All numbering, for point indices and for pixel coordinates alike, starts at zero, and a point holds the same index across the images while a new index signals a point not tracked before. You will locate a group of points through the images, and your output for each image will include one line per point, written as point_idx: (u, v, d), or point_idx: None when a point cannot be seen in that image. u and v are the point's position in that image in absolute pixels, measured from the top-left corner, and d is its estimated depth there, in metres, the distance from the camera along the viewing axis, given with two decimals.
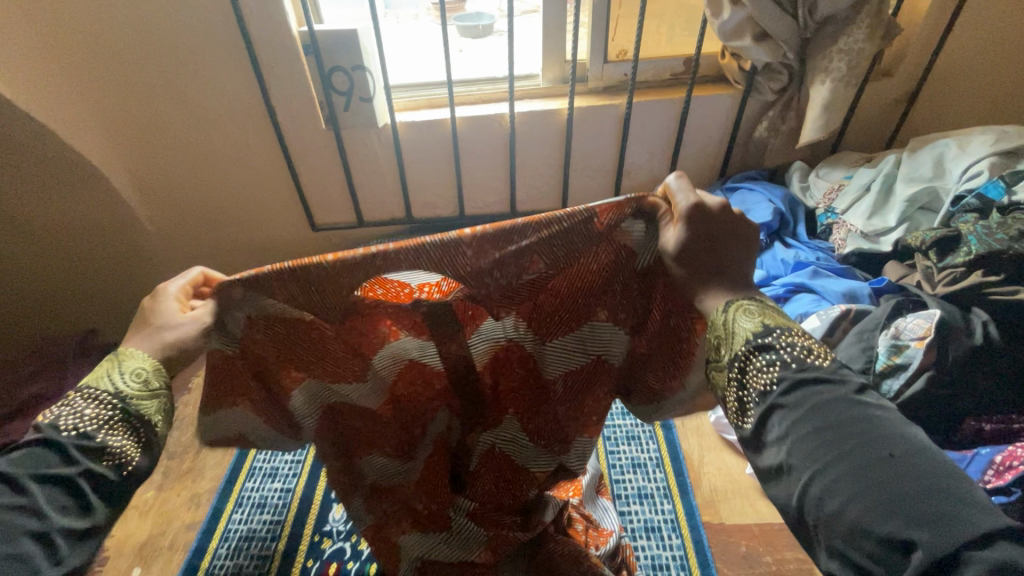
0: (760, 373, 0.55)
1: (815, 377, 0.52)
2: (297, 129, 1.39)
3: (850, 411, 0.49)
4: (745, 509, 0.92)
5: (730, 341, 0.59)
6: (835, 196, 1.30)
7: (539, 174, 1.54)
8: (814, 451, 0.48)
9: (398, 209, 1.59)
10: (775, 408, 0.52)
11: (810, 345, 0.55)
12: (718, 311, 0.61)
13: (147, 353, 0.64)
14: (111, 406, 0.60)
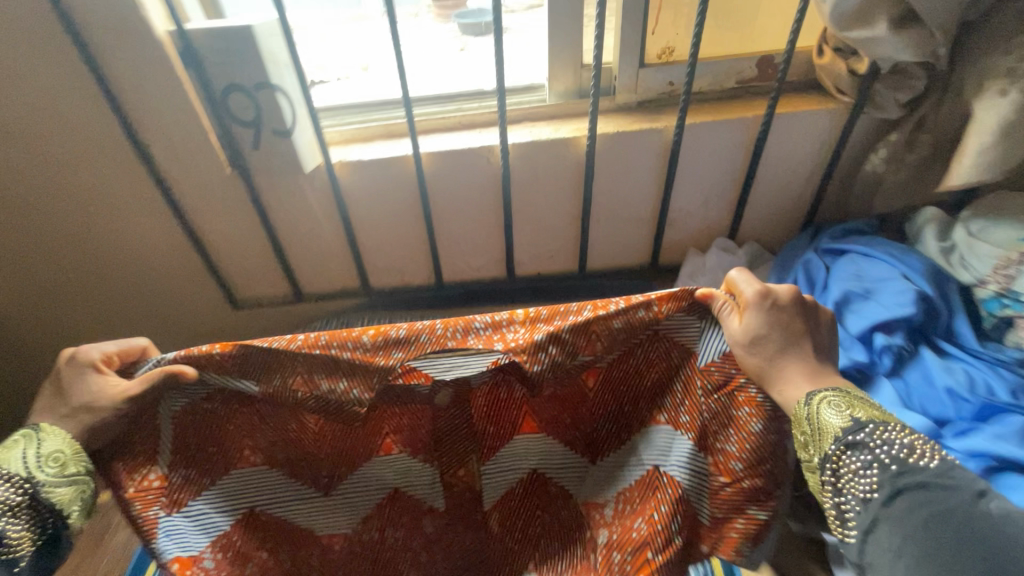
0: (859, 479, 0.56)
1: (916, 478, 0.54)
2: (190, 177, 0.95)
3: (953, 512, 0.51)
4: None
5: (818, 427, 0.59)
6: (1017, 272, 0.80)
7: (545, 227, 1.09)
8: (909, 541, 0.51)
9: (350, 279, 1.14)
10: (897, 490, 0.54)
11: (913, 442, 0.55)
12: (799, 405, 0.61)
13: (69, 433, 0.63)
14: (10, 491, 0.59)
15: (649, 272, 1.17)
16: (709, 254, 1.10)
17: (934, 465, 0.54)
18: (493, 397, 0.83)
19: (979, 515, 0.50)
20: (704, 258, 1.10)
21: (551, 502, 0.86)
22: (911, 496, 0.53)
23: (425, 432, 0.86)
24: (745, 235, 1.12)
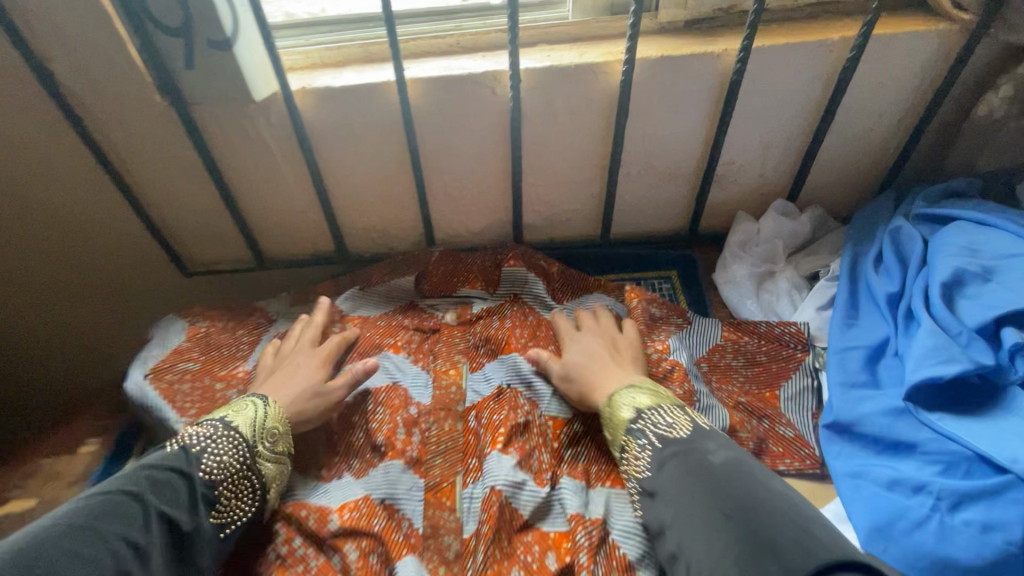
0: (639, 464, 0.59)
1: (674, 448, 0.57)
2: (108, 107, 0.73)
3: (699, 478, 0.53)
4: None
5: (630, 408, 0.63)
6: None
7: (564, 183, 0.88)
8: (697, 496, 0.51)
9: (323, 241, 0.94)
10: (653, 491, 0.56)
11: (670, 424, 0.60)
12: (602, 408, 0.66)
13: (272, 402, 0.66)
14: (240, 453, 0.60)
15: (685, 241, 0.96)
16: (764, 219, 0.88)
17: (687, 439, 0.58)
18: (493, 313, 0.84)
19: (733, 468, 0.52)
20: (759, 223, 0.89)
21: (512, 408, 0.70)
22: (677, 474, 0.54)
23: (425, 361, 0.79)
24: (809, 196, 0.91)
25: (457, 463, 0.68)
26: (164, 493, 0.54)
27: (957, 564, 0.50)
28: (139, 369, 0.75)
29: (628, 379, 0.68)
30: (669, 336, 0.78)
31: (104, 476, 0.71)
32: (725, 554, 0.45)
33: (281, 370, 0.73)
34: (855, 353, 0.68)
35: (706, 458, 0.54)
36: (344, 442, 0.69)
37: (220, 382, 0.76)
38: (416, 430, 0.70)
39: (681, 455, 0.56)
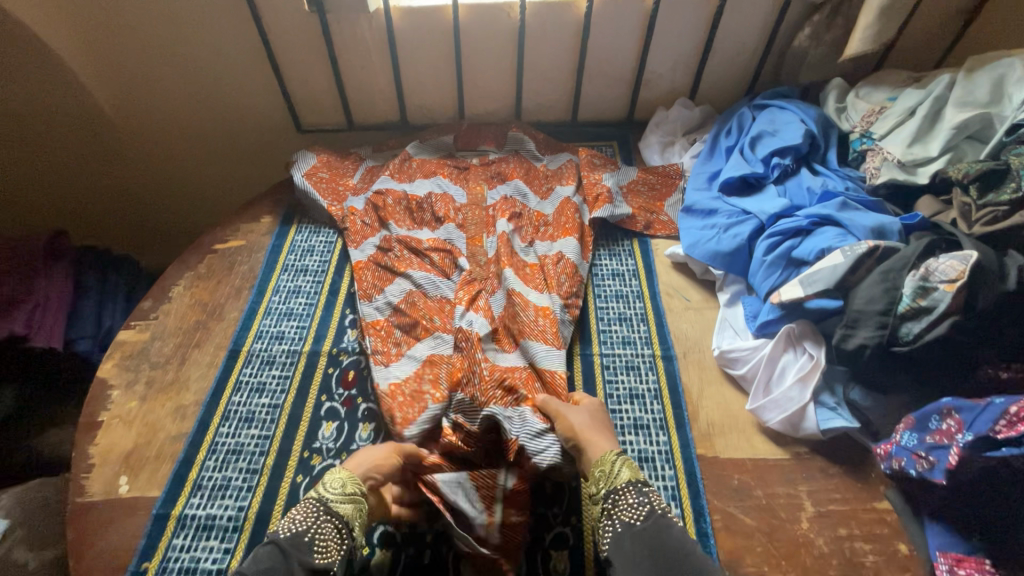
0: (628, 508, 0.71)
1: (666, 524, 0.69)
2: (277, 13, 1.20)
3: (663, 539, 0.67)
4: (740, 444, 0.90)
5: (610, 480, 0.74)
6: (875, 119, 1.17)
7: (549, 79, 1.39)
8: (642, 564, 0.65)
9: (391, 112, 1.44)
10: (619, 557, 0.68)
11: (663, 506, 0.71)
12: (608, 454, 0.77)
13: (347, 471, 0.78)
14: (319, 511, 0.73)
15: (627, 124, 1.49)
16: (673, 109, 1.42)
17: (675, 523, 0.69)
18: (500, 160, 1.37)
19: (685, 550, 0.65)
20: (669, 112, 1.42)
21: (511, 206, 1.24)
22: (639, 553, 0.67)
23: (461, 182, 1.32)
24: (702, 97, 1.45)
25: (484, 227, 1.21)
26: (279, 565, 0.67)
27: (722, 251, 1.07)
28: (297, 173, 1.27)
29: (617, 448, 0.79)
30: (605, 173, 1.32)
31: (282, 228, 1.24)
32: None
33: (384, 186, 1.27)
34: (704, 174, 1.23)
35: (680, 535, 0.67)
36: (419, 216, 1.23)
37: (342, 186, 1.28)
38: (460, 214, 1.24)
39: (663, 529, 0.68)
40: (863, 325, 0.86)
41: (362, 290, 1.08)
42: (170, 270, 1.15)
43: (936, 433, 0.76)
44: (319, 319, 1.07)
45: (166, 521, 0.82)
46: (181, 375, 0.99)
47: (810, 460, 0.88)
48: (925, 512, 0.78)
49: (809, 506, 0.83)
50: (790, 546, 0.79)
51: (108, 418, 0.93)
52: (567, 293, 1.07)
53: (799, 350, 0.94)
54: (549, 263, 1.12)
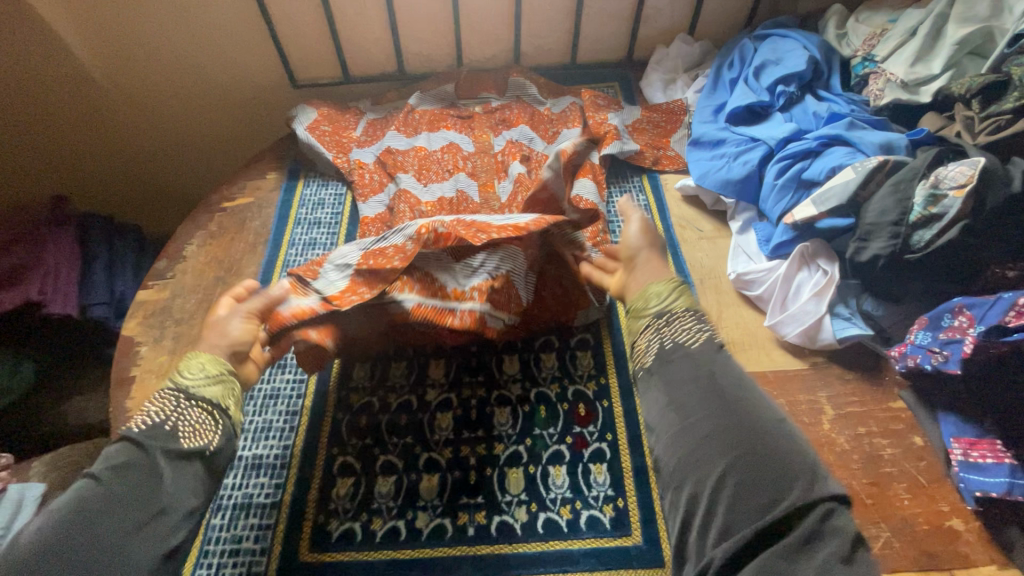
0: (680, 331, 0.63)
1: (720, 354, 0.61)
2: None
3: (709, 370, 0.59)
4: (761, 358, 0.94)
5: (664, 302, 0.67)
6: (876, 42, 1.18)
7: (549, 19, 1.37)
8: (690, 383, 0.58)
9: (387, 62, 1.40)
10: (668, 387, 0.60)
11: (709, 334, 0.63)
12: (663, 283, 0.70)
13: (207, 358, 0.70)
14: (179, 398, 0.65)
15: (627, 64, 1.48)
16: (673, 46, 1.41)
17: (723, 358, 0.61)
18: (503, 106, 1.36)
19: (738, 388, 0.57)
20: (669, 49, 1.41)
21: (520, 152, 1.23)
22: (692, 382, 0.58)
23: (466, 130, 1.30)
24: (702, 32, 1.44)
25: (496, 174, 1.21)
26: (131, 460, 0.59)
27: (732, 179, 1.09)
28: (299, 127, 1.25)
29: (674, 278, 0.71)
30: (609, 112, 1.31)
31: (288, 184, 1.23)
32: (709, 431, 0.54)
33: (390, 141, 1.26)
34: (708, 107, 1.23)
35: (734, 369, 0.59)
36: (424, 167, 1.21)
37: (345, 139, 1.26)
38: (468, 161, 1.23)
39: (716, 358, 0.60)
40: (876, 237, 0.89)
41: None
42: (180, 230, 1.14)
43: (949, 330, 0.80)
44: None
45: None
46: (208, 328, 0.99)
47: (827, 369, 0.92)
48: (938, 406, 0.83)
49: (829, 409, 0.88)
50: (812, 444, 0.84)
51: (141, 372, 0.93)
52: (592, 234, 1.07)
53: (813, 267, 0.97)
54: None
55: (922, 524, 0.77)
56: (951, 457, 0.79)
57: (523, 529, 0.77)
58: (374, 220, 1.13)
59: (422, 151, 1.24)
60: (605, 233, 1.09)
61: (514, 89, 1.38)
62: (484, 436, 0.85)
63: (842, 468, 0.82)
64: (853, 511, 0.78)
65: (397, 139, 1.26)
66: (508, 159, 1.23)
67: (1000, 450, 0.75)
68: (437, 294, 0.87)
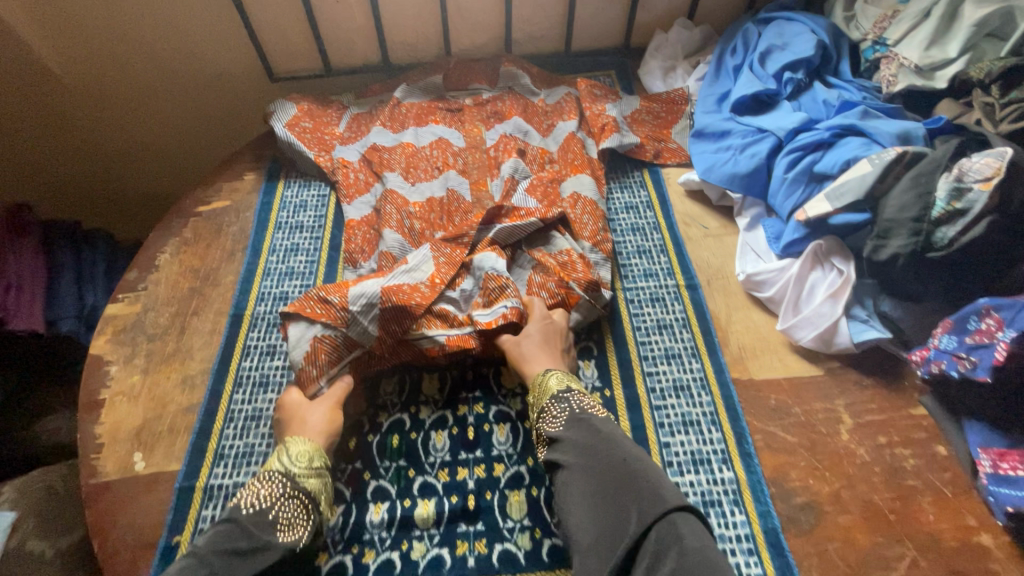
0: (554, 418, 0.75)
1: (591, 420, 0.72)
2: None
3: (585, 441, 0.70)
4: (774, 365, 0.89)
5: (542, 392, 0.78)
6: (888, 24, 1.11)
7: (541, 5, 1.29)
8: (575, 464, 0.68)
9: (371, 52, 1.32)
10: (561, 467, 0.70)
11: (586, 404, 0.75)
12: (538, 376, 0.80)
13: (308, 441, 0.74)
14: (283, 484, 0.69)
15: (624, 51, 1.40)
16: (672, 31, 1.34)
17: (606, 422, 0.73)
18: (495, 98, 1.28)
19: (610, 446, 0.68)
20: (668, 34, 1.34)
21: (513, 146, 1.17)
22: (575, 460, 0.69)
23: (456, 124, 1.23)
24: (702, 16, 1.37)
25: (488, 171, 1.14)
26: (236, 541, 0.64)
27: (740, 173, 1.03)
28: (277, 124, 1.17)
29: (546, 363, 0.81)
30: (607, 103, 1.24)
31: (267, 185, 1.15)
32: (595, 502, 0.64)
33: (376, 138, 1.19)
34: (711, 96, 1.17)
35: (607, 430, 0.71)
36: (412, 164, 1.14)
37: (328, 135, 1.19)
38: (459, 158, 1.16)
39: (590, 425, 0.72)
40: (895, 234, 0.84)
41: (349, 253, 1.01)
42: (152, 237, 1.06)
43: (975, 334, 0.75)
44: (323, 274, 1.02)
45: (191, 494, 0.77)
46: (183, 345, 0.92)
47: (844, 374, 0.88)
48: (963, 414, 0.79)
49: (848, 418, 0.83)
50: (831, 457, 0.79)
51: (111, 395, 0.86)
52: (592, 234, 1.00)
53: (827, 266, 0.92)
54: (567, 205, 1.05)
55: (950, 542, 0.72)
56: (979, 468, 0.75)
57: (528, 559, 0.72)
58: (360, 222, 1.06)
59: (410, 147, 1.16)
60: (605, 232, 1.01)
61: (506, 79, 1.31)
62: (483, 457, 0.80)
63: (864, 482, 0.77)
64: (877, 529, 0.74)
65: (384, 135, 1.19)
66: (501, 155, 1.16)
67: None
68: (453, 324, 0.86)
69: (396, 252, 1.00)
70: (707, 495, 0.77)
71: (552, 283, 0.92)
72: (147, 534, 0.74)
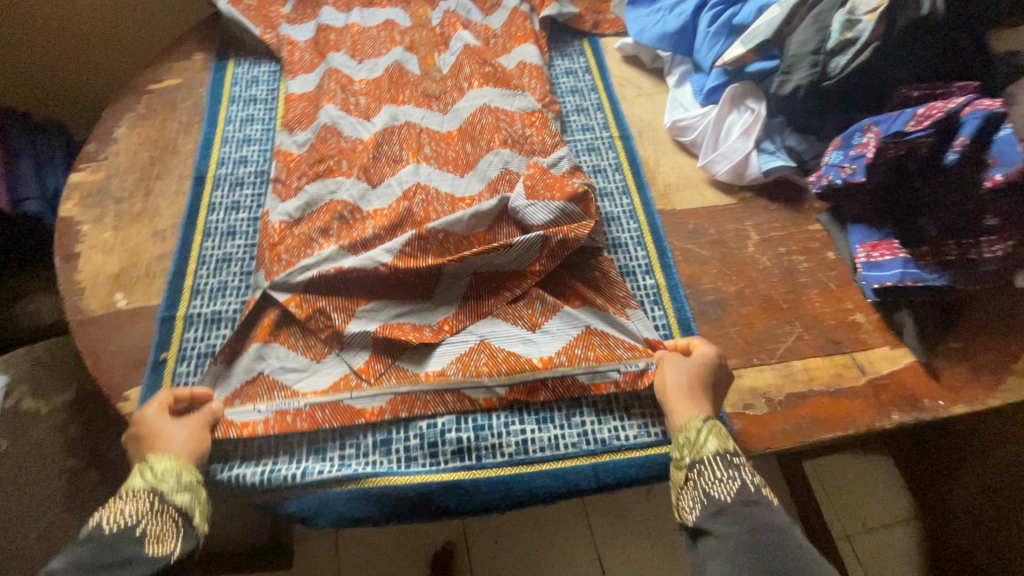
0: (716, 487, 0.62)
1: (763, 504, 0.60)
2: None
3: (750, 520, 0.59)
4: (694, 197, 1.00)
5: (696, 449, 0.66)
6: None
7: None
8: (741, 554, 0.56)
9: None
10: (709, 531, 0.60)
11: (756, 480, 0.62)
12: (697, 421, 0.68)
13: (177, 457, 0.66)
14: (148, 503, 0.61)
15: None
16: None
17: (770, 500, 0.61)
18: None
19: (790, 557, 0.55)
20: None
21: (458, 23, 1.19)
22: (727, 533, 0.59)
23: (403, 5, 1.24)
24: None
25: (437, 46, 1.16)
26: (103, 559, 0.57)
27: (668, 32, 1.10)
28: (219, 0, 1.17)
29: (706, 411, 0.69)
30: None
31: (217, 63, 1.17)
32: None
33: (322, 18, 1.19)
34: None
35: (773, 512, 0.59)
36: (360, 41, 1.16)
37: (273, 13, 1.20)
38: (408, 37, 1.18)
39: (758, 508, 0.59)
40: (797, 68, 0.93)
41: (286, 120, 1.04)
42: (106, 113, 1.09)
43: (858, 147, 0.86)
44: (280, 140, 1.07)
45: (173, 321, 0.86)
46: (150, 205, 0.98)
47: (754, 202, 1.00)
48: (850, 219, 0.92)
49: (754, 235, 0.95)
50: (738, 264, 0.92)
51: (85, 249, 0.92)
52: (544, 98, 1.08)
53: (743, 108, 1.02)
54: (517, 75, 1.11)
55: (830, 319, 0.87)
56: (857, 262, 0.89)
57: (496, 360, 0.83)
58: (303, 97, 1.08)
59: (357, 29, 1.18)
60: (554, 97, 1.09)
61: None
62: None
63: (764, 281, 0.90)
64: (772, 314, 0.87)
65: (334, 18, 1.20)
66: (449, 32, 1.18)
67: (896, 248, 0.85)
68: (525, 368, 0.78)
69: (340, 124, 1.03)
70: (632, 297, 0.89)
71: (524, 146, 0.99)
72: (135, 354, 0.83)
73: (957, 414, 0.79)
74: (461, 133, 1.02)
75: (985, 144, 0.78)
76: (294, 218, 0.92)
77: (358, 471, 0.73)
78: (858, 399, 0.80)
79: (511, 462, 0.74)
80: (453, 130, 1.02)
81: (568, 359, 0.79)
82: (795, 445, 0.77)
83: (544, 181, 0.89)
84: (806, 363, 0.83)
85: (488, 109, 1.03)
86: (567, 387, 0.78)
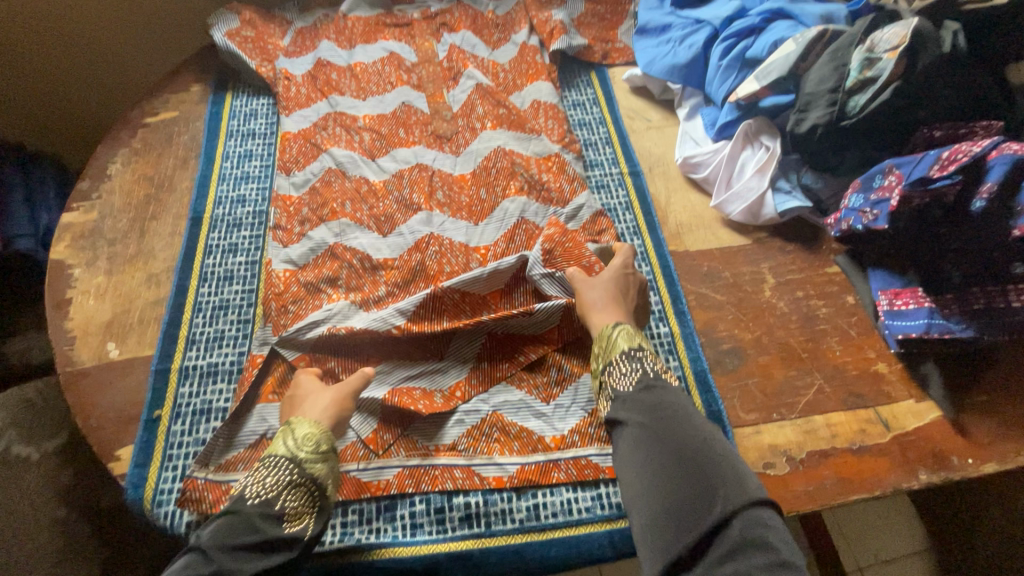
0: (622, 380, 0.67)
1: (664, 385, 0.64)
2: None
3: (651, 405, 0.62)
4: (707, 237, 0.97)
5: (608, 350, 0.70)
6: None
7: None
8: (642, 437, 0.59)
9: None
10: (617, 419, 0.63)
11: (659, 369, 0.67)
12: (606, 327, 0.72)
13: (315, 420, 0.68)
14: (289, 470, 0.63)
15: None
16: None
17: (671, 387, 0.65)
18: (444, 11, 1.26)
19: (677, 413, 0.60)
20: None
21: (463, 58, 1.16)
22: (636, 418, 0.61)
23: (407, 39, 1.21)
24: None
25: (443, 83, 1.13)
26: (247, 532, 0.57)
27: (679, 64, 1.07)
28: (217, 33, 1.14)
29: (617, 316, 0.74)
30: (554, 8, 1.23)
31: (214, 97, 1.14)
32: (667, 491, 0.54)
33: (323, 52, 1.17)
34: None
35: (670, 393, 0.63)
36: (362, 76, 1.14)
37: (271, 45, 1.17)
38: (412, 73, 1.15)
39: (658, 391, 0.63)
40: (814, 106, 0.90)
41: (283, 161, 1.01)
42: (101, 149, 1.05)
43: (880, 190, 0.84)
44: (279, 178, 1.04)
45: (168, 374, 0.82)
46: (144, 246, 0.94)
47: (769, 242, 0.96)
48: (870, 264, 0.89)
49: (770, 278, 0.92)
50: (754, 310, 0.89)
51: (77, 295, 0.89)
52: (560, 137, 1.05)
53: (757, 145, 0.99)
54: (531, 115, 1.08)
55: (851, 370, 0.83)
56: (879, 309, 0.85)
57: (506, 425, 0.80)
58: (302, 134, 1.05)
59: (359, 65, 1.15)
60: (571, 135, 1.06)
61: None
62: None
63: (782, 328, 0.87)
64: (791, 364, 0.84)
65: (336, 53, 1.17)
66: (455, 69, 1.15)
67: (921, 296, 0.81)
68: (537, 448, 0.76)
69: (345, 166, 0.99)
70: None
71: (539, 193, 0.96)
72: (127, 410, 0.79)
73: (987, 473, 0.76)
74: (475, 177, 0.98)
75: (1016, 189, 0.74)
76: (297, 266, 0.89)
77: (361, 541, 0.70)
78: (883, 457, 0.76)
79: (521, 530, 0.71)
80: (468, 174, 0.99)
81: (582, 438, 0.76)
82: (819, 508, 0.73)
83: (563, 244, 0.85)
84: (828, 419, 0.79)
85: (503, 151, 1.00)
86: (581, 468, 0.74)
